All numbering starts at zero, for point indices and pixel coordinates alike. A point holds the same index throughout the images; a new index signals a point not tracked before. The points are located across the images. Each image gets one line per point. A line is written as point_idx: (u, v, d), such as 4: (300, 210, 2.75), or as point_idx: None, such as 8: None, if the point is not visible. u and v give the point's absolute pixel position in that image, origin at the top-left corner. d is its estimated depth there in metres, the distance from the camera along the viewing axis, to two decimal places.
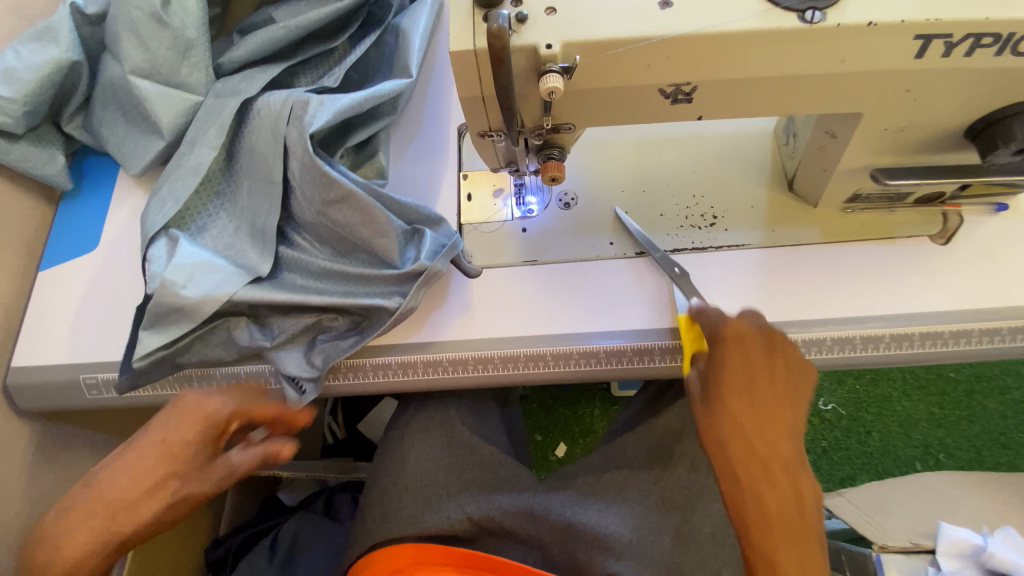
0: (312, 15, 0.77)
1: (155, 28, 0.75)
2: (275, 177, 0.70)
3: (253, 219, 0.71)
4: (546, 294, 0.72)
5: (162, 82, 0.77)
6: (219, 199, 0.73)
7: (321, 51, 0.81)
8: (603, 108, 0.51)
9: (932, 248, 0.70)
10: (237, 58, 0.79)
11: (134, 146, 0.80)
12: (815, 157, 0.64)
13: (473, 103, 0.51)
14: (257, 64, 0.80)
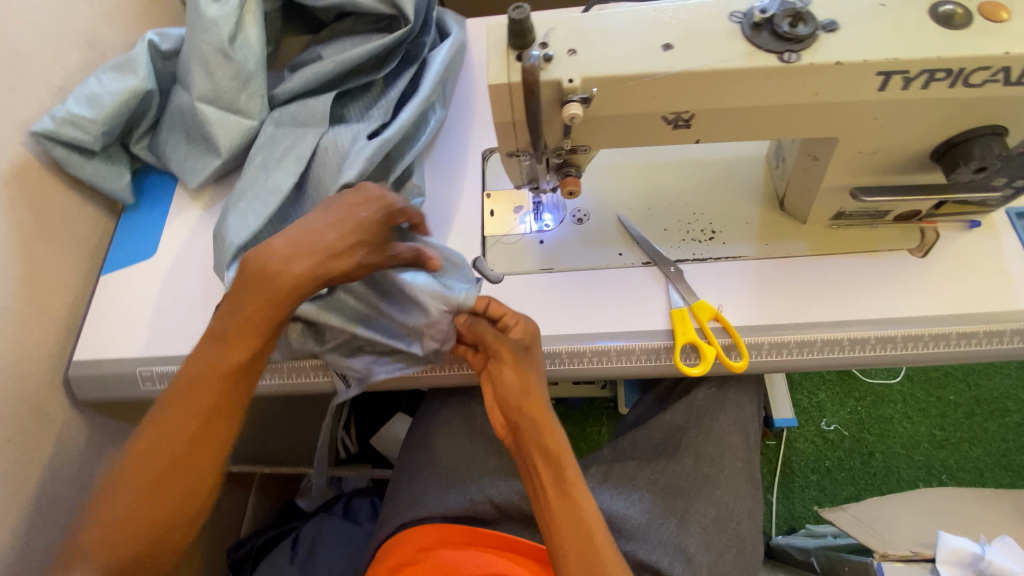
0: (358, 52, 0.88)
1: (221, 61, 0.86)
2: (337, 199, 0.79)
3: None
4: (561, 298, 0.80)
5: (224, 108, 0.87)
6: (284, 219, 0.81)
7: (366, 82, 0.91)
8: (615, 132, 0.60)
9: (911, 260, 0.77)
10: (292, 88, 0.89)
11: (195, 163, 0.90)
12: (801, 177, 0.72)
13: (505, 127, 0.60)
14: (309, 94, 0.90)
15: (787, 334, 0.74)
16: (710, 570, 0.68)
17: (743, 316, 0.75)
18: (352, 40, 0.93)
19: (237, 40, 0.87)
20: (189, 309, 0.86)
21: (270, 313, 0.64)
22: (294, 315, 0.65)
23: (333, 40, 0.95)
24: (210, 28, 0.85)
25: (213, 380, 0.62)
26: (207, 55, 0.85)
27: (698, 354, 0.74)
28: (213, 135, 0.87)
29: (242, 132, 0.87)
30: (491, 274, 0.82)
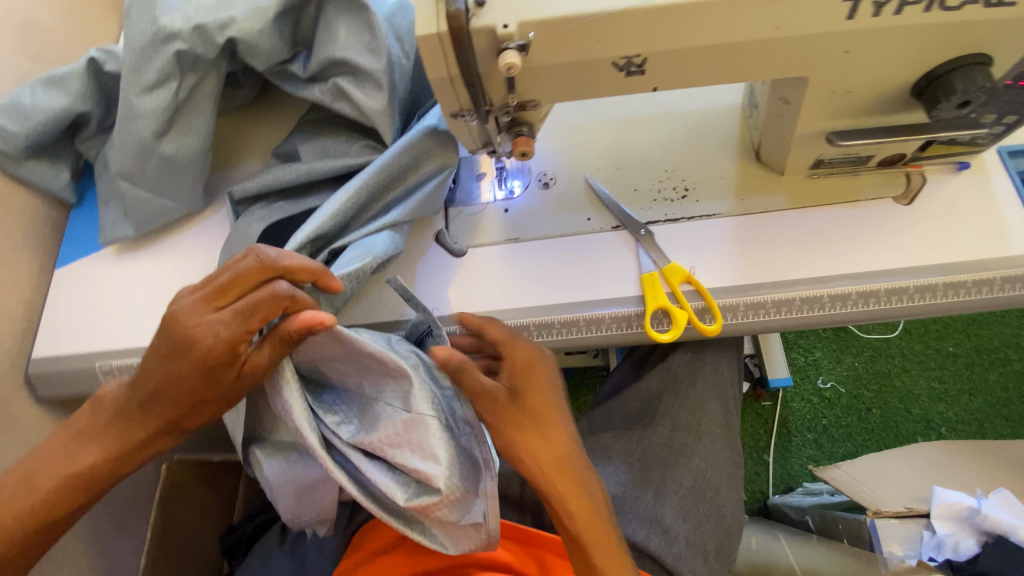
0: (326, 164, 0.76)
1: (145, 154, 0.77)
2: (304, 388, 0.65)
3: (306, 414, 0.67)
4: (528, 269, 0.76)
5: (145, 189, 0.81)
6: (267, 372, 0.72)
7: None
8: (565, 83, 0.55)
9: (896, 208, 0.73)
10: (251, 188, 0.78)
11: (117, 215, 0.85)
12: (774, 125, 0.67)
13: (443, 84, 0.54)
14: (271, 200, 0.79)
15: (764, 293, 0.70)
16: (687, 540, 0.65)
17: (717, 277, 0.72)
18: (335, 139, 0.81)
19: (169, 131, 0.78)
20: (145, 302, 0.83)
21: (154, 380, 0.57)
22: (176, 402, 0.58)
23: (316, 125, 0.83)
24: (137, 121, 0.76)
25: (76, 435, 0.59)
26: (131, 145, 0.77)
27: (670, 320, 0.71)
28: (136, 207, 0.82)
29: (162, 212, 0.83)
30: (454, 248, 0.78)
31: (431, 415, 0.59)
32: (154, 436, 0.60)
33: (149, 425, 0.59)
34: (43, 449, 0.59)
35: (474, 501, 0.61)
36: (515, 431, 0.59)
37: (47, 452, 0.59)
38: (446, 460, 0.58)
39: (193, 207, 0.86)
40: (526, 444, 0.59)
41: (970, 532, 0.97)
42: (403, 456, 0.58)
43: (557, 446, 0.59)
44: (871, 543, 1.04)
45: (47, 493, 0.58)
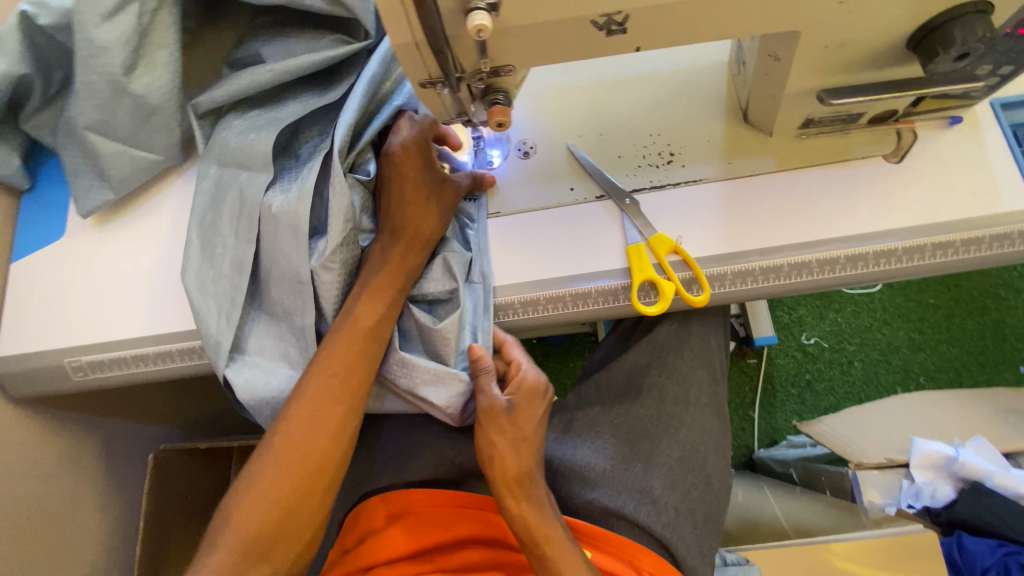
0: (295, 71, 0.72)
1: (114, 95, 0.70)
2: (301, 280, 0.67)
3: (289, 319, 0.69)
4: (510, 244, 0.73)
5: (118, 140, 0.74)
6: (254, 303, 0.71)
7: (316, 111, 0.75)
8: (540, 44, 0.51)
9: (886, 167, 0.71)
10: (220, 97, 0.73)
11: (89, 179, 0.77)
12: (763, 84, 0.64)
13: (408, 50, 0.50)
14: (237, 132, 0.73)
15: (752, 261, 0.68)
16: (677, 509, 0.66)
17: (704, 245, 0.70)
18: (301, 40, 0.75)
19: (137, 66, 0.71)
20: (123, 276, 0.77)
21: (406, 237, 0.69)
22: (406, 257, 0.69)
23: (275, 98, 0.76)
24: (99, 56, 0.69)
25: (356, 340, 0.66)
26: (98, 87, 0.70)
27: (657, 292, 0.69)
28: (109, 162, 0.74)
29: (140, 168, 0.76)
30: (472, 211, 0.75)
31: (428, 368, 0.67)
32: (383, 288, 0.67)
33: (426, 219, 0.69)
34: (305, 391, 0.64)
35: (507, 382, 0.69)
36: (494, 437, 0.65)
37: (294, 421, 0.64)
38: (435, 387, 0.67)
39: (174, 160, 0.78)
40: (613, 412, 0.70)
41: (944, 479, 1.01)
42: (407, 382, 0.68)
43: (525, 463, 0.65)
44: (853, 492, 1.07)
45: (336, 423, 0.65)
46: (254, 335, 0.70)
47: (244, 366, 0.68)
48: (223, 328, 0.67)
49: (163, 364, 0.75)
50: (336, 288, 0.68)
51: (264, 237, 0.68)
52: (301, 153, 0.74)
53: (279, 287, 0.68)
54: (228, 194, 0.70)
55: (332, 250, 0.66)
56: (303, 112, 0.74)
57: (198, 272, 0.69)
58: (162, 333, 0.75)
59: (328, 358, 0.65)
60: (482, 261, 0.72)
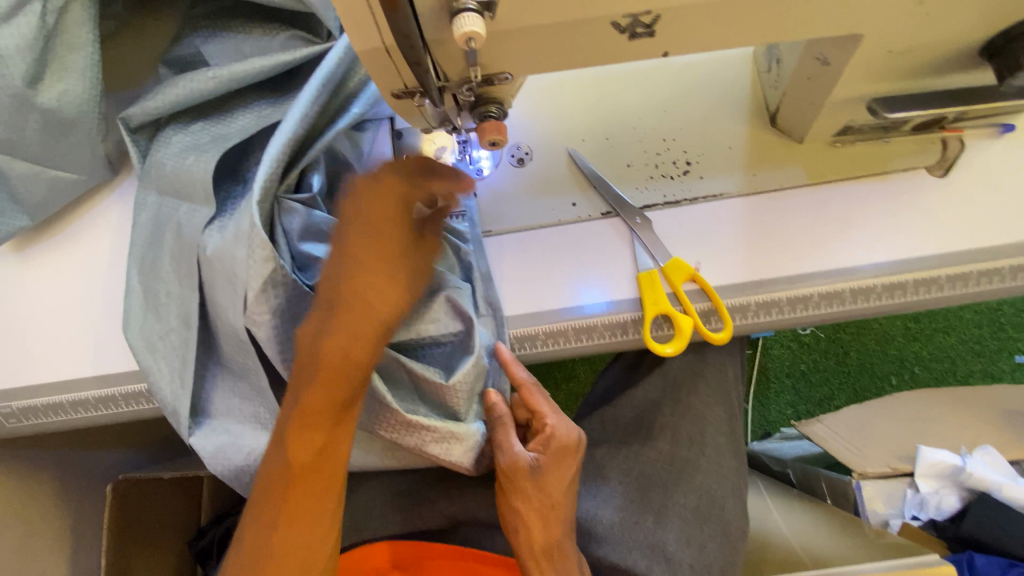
0: (237, 78, 0.60)
1: (16, 109, 0.59)
2: (243, 335, 0.57)
3: (247, 376, 0.61)
4: (507, 270, 0.64)
5: (29, 160, 0.63)
6: (211, 355, 0.63)
7: (262, 118, 0.62)
8: (547, 48, 0.40)
9: (929, 180, 0.62)
10: (151, 109, 0.62)
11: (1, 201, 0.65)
12: (802, 88, 0.54)
13: (377, 56, 0.39)
14: (174, 152, 0.62)
15: (778, 291, 0.60)
16: (693, 567, 0.60)
17: (725, 272, 0.61)
18: (248, 37, 0.64)
19: (45, 75, 0.61)
20: (54, 309, 0.66)
21: (370, 280, 0.50)
22: (369, 305, 0.51)
23: (220, 105, 0.65)
24: None
25: (309, 414, 0.52)
26: None
27: (672, 326, 0.61)
28: (21, 184, 0.63)
29: (60, 189, 0.65)
30: (463, 231, 0.63)
31: (438, 428, 0.57)
32: (342, 356, 0.51)
33: (396, 255, 0.51)
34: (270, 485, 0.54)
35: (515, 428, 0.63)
36: (517, 502, 0.58)
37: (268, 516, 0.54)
38: (445, 448, 0.58)
39: (98, 179, 0.68)
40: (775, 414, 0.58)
41: (950, 488, 0.99)
42: (412, 441, 0.57)
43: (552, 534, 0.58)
44: (856, 503, 1.03)
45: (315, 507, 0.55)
46: (216, 394, 0.62)
47: (209, 432, 0.60)
48: (179, 394, 0.59)
49: (106, 411, 0.65)
50: (280, 338, 0.57)
51: (208, 285, 0.58)
52: (252, 176, 0.63)
53: (229, 343, 0.59)
54: (170, 232, 0.61)
55: (257, 297, 0.55)
56: (249, 125, 0.62)
57: (143, 327, 0.59)
58: (107, 375, 0.64)
59: (295, 457, 0.53)
60: (487, 289, 0.62)
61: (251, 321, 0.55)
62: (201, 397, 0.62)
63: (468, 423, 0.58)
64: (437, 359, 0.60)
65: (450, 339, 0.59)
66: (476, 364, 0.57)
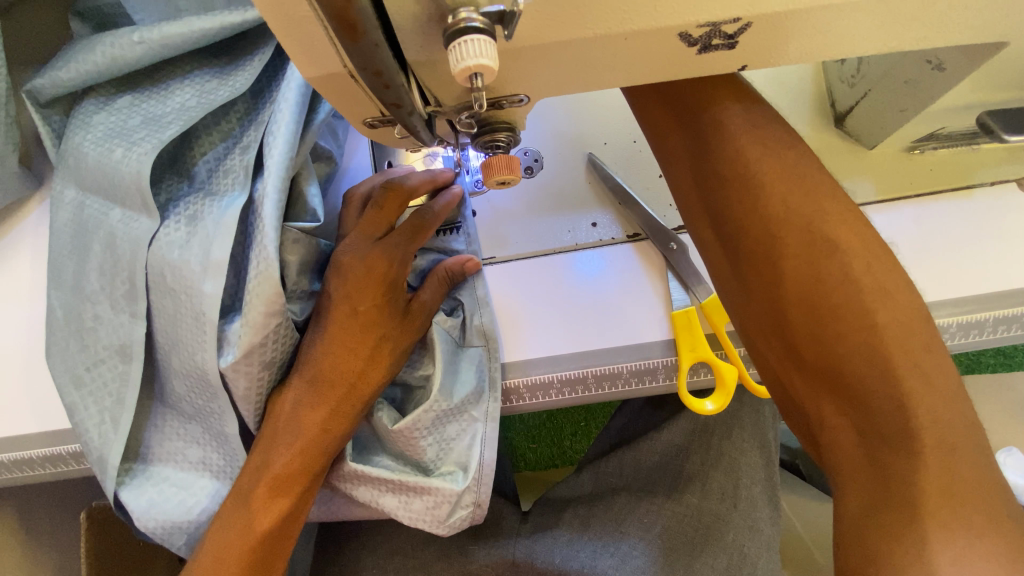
0: (172, 37, 0.45)
1: None
2: (210, 381, 0.44)
3: (202, 419, 0.47)
4: (517, 293, 0.53)
5: None
6: (153, 397, 0.48)
7: (206, 90, 0.47)
8: (582, 67, 0.29)
9: (1020, 198, 0.52)
10: (67, 80, 0.47)
11: None
12: (891, 92, 0.43)
13: (340, 82, 0.27)
14: (95, 134, 0.46)
15: None
16: None
17: None
18: None
19: None
20: None
21: (363, 351, 0.47)
22: (359, 377, 0.47)
23: (153, 75, 0.49)
24: None
25: (281, 481, 0.44)
26: None
27: (712, 374, 0.51)
28: None
29: None
30: (458, 248, 0.54)
31: (390, 480, 0.48)
32: (331, 423, 0.46)
33: (388, 331, 0.48)
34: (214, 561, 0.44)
35: (482, 499, 0.50)
36: (853, 405, 0.37)
37: None
38: (403, 502, 0.49)
39: (13, 192, 0.54)
40: (882, 486, 0.36)
41: None
42: (366, 495, 0.49)
43: (930, 446, 0.35)
44: None
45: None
46: (157, 438, 0.48)
47: (145, 484, 0.46)
48: (109, 440, 0.45)
49: (42, 471, 0.55)
50: (262, 391, 0.46)
51: (157, 315, 0.44)
52: (200, 174, 0.47)
53: (184, 385, 0.45)
54: (95, 235, 0.46)
55: (248, 349, 0.43)
56: (193, 99, 0.46)
57: (63, 358, 0.45)
58: (47, 433, 0.54)
59: (258, 513, 0.44)
60: (480, 315, 0.52)
61: (229, 371, 0.43)
62: (135, 440, 0.47)
63: (437, 476, 0.49)
64: (407, 405, 0.51)
65: (422, 383, 0.51)
66: (431, 408, 0.49)
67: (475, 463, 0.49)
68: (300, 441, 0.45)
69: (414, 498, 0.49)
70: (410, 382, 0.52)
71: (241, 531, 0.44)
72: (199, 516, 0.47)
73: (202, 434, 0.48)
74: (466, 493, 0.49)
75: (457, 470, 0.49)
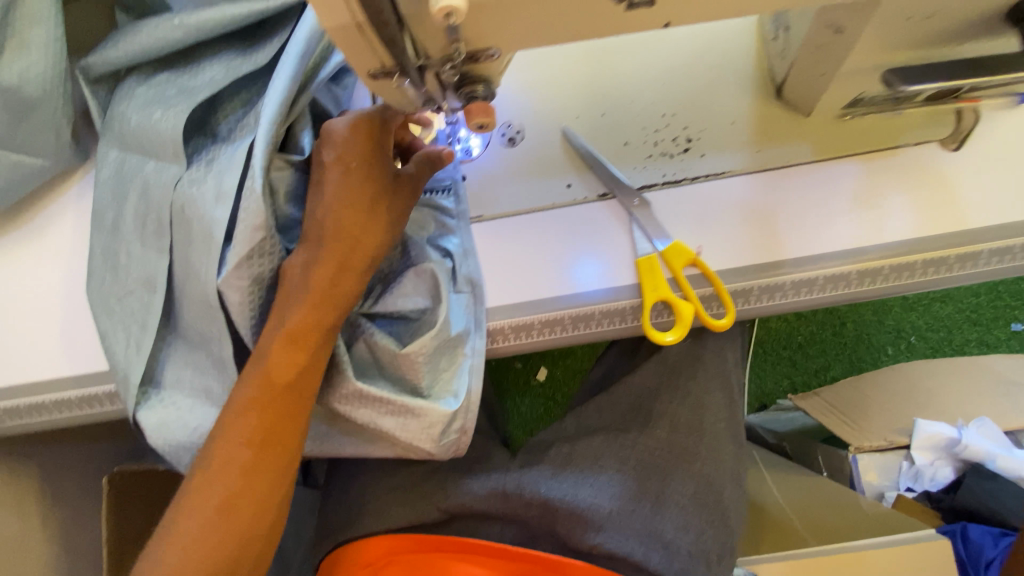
0: (206, 21, 0.54)
1: None
2: (214, 301, 0.51)
3: (208, 348, 0.54)
4: (502, 244, 0.61)
5: None
6: (173, 331, 0.56)
7: (232, 66, 0.55)
8: (536, 23, 0.37)
9: (941, 155, 0.59)
10: (116, 58, 0.56)
11: None
12: (811, 59, 0.51)
13: (349, 33, 0.35)
14: (136, 101, 0.55)
15: (782, 274, 0.58)
16: (690, 552, 0.60)
17: (731, 257, 0.58)
18: None
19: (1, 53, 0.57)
20: (29, 305, 0.62)
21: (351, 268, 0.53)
22: (343, 291, 0.53)
23: (187, 57, 0.58)
24: None
25: (276, 379, 0.51)
26: None
27: (672, 313, 0.59)
28: None
29: (25, 177, 0.60)
30: (449, 207, 0.62)
31: (392, 402, 0.55)
32: (306, 329, 0.52)
33: (372, 251, 0.54)
34: (217, 449, 0.50)
35: (468, 425, 0.57)
36: None
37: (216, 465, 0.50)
38: (402, 423, 0.55)
39: (64, 165, 0.63)
40: None
41: (945, 459, 0.98)
42: (367, 417, 0.56)
43: None
44: (853, 477, 1.00)
45: (263, 471, 0.51)
46: (171, 364, 0.55)
47: (158, 405, 0.54)
48: (131, 359, 0.53)
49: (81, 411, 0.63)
50: (252, 303, 0.53)
51: (182, 254, 0.52)
52: (222, 132, 0.56)
53: (195, 316, 0.53)
54: (134, 189, 0.54)
55: (238, 262, 0.50)
56: (221, 74, 0.55)
57: (108, 290, 0.54)
58: (85, 373, 0.61)
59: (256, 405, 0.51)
60: (468, 266, 0.59)
61: (224, 283, 0.51)
62: (153, 367, 0.55)
63: (432, 400, 0.56)
64: (404, 338, 0.58)
65: (419, 317, 0.58)
66: (433, 337, 0.55)
67: (466, 391, 0.57)
68: (290, 343, 0.51)
69: (411, 419, 0.55)
70: (408, 318, 0.58)
71: (243, 421, 0.51)
72: (200, 436, 0.54)
73: (208, 365, 0.55)
74: (457, 419, 0.57)
75: (449, 395, 0.56)
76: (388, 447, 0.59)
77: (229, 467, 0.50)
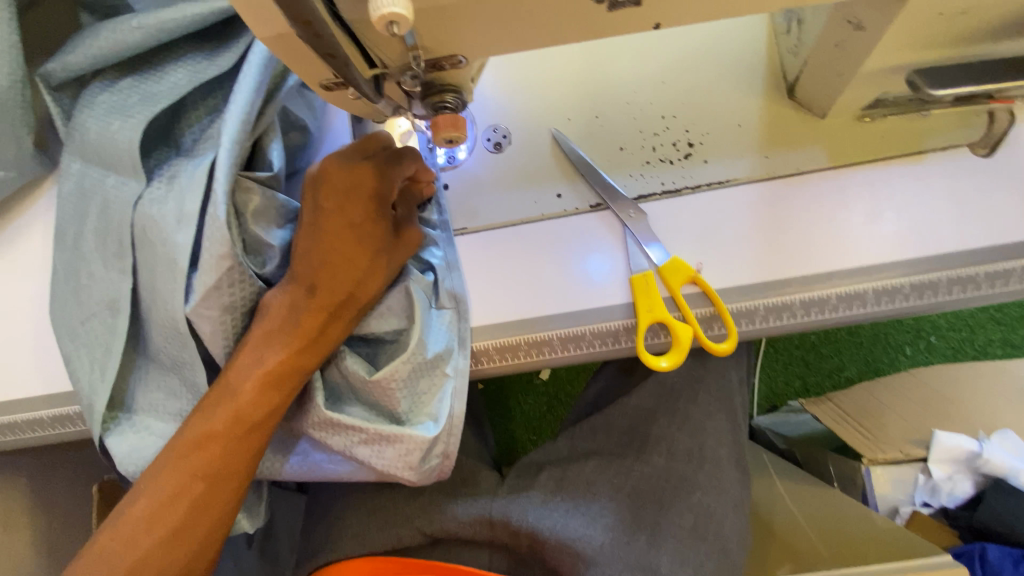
0: (165, 22, 0.50)
1: None
2: (182, 328, 0.48)
3: (180, 372, 0.51)
4: (486, 256, 0.56)
5: None
6: (142, 352, 0.53)
7: (195, 71, 0.51)
8: (506, 28, 0.33)
9: (970, 161, 0.53)
10: (74, 62, 0.52)
11: None
12: (825, 58, 0.45)
13: (291, 41, 0.31)
14: (96, 110, 0.51)
15: (789, 294, 0.52)
16: None
17: (734, 273, 0.53)
18: None
19: None
20: None
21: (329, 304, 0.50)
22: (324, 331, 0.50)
23: (150, 59, 0.54)
24: None
25: (243, 412, 0.49)
26: None
27: (669, 335, 0.54)
28: None
29: None
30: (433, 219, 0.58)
31: (365, 428, 0.51)
32: (285, 372, 0.50)
33: (355, 289, 0.51)
34: (172, 471, 0.48)
35: (449, 451, 0.54)
36: None
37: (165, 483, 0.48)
38: (377, 451, 0.52)
39: (29, 174, 0.60)
40: None
41: (965, 473, 0.90)
42: (340, 443, 0.53)
43: None
44: (865, 493, 0.94)
45: (209, 509, 0.49)
46: (141, 389, 0.52)
47: (129, 431, 0.51)
48: (97, 385, 0.50)
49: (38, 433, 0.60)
50: (229, 331, 0.50)
51: (146, 274, 0.49)
52: (187, 143, 0.52)
53: (164, 339, 0.50)
54: (95, 204, 0.51)
55: (205, 292, 0.47)
56: (183, 79, 0.51)
57: (71, 313, 0.51)
58: (54, 393, 0.58)
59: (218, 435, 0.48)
60: (451, 280, 0.55)
61: (193, 315, 0.48)
62: (123, 391, 0.52)
63: (410, 426, 0.52)
64: (378, 358, 0.54)
65: (395, 338, 0.54)
66: (407, 360, 0.51)
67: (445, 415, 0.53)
68: (263, 376, 0.49)
69: (387, 447, 0.52)
70: (384, 339, 0.55)
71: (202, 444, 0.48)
72: None
73: (182, 389, 0.52)
74: (437, 444, 0.53)
75: (428, 420, 0.52)
76: (364, 474, 0.56)
77: (181, 492, 0.48)
